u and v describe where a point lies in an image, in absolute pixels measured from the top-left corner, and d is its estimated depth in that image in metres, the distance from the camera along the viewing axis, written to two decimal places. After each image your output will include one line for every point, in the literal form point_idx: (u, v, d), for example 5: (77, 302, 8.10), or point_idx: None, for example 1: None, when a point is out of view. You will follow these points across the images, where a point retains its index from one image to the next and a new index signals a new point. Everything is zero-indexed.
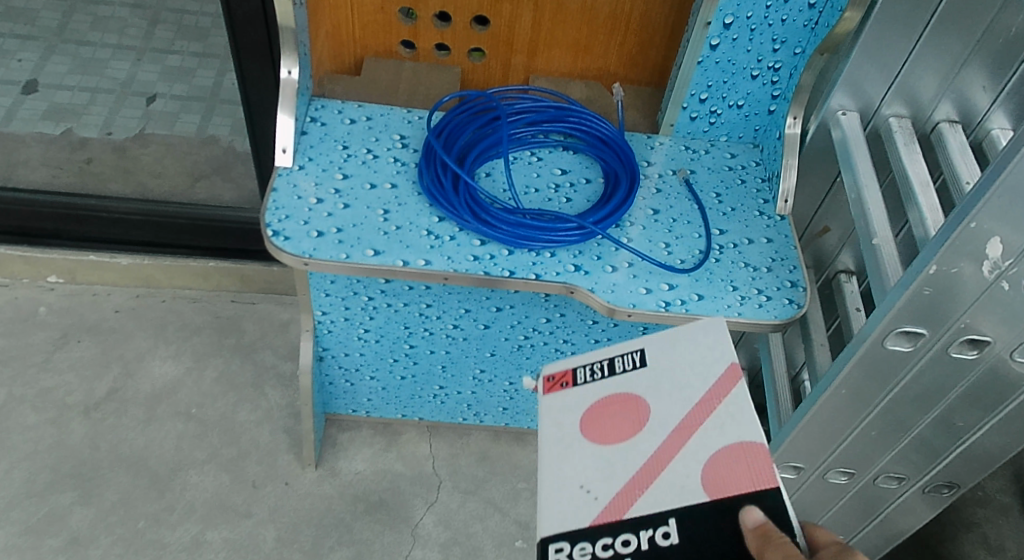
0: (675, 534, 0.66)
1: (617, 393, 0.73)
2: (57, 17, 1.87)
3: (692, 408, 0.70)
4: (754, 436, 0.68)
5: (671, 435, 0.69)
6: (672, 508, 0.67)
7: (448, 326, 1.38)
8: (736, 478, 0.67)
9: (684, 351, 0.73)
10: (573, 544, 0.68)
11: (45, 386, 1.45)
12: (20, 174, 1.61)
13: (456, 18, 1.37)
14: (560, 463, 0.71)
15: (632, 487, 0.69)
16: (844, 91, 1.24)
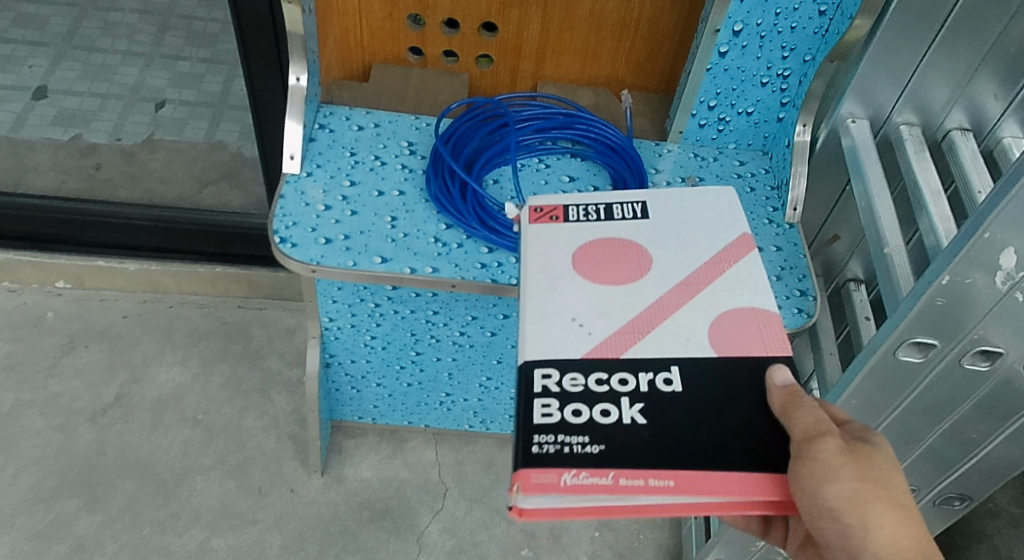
0: (675, 377, 0.80)
1: (620, 243, 0.90)
2: (68, 24, 1.88)
3: (696, 271, 0.88)
4: (749, 301, 0.85)
5: (674, 289, 0.86)
6: (673, 352, 0.82)
7: (455, 334, 1.37)
8: (741, 335, 0.83)
9: (679, 219, 0.92)
10: (562, 373, 0.80)
11: (52, 391, 1.45)
12: (29, 179, 1.61)
13: (465, 24, 1.36)
14: (564, 291, 0.86)
15: (636, 327, 0.83)
16: (854, 99, 1.23)
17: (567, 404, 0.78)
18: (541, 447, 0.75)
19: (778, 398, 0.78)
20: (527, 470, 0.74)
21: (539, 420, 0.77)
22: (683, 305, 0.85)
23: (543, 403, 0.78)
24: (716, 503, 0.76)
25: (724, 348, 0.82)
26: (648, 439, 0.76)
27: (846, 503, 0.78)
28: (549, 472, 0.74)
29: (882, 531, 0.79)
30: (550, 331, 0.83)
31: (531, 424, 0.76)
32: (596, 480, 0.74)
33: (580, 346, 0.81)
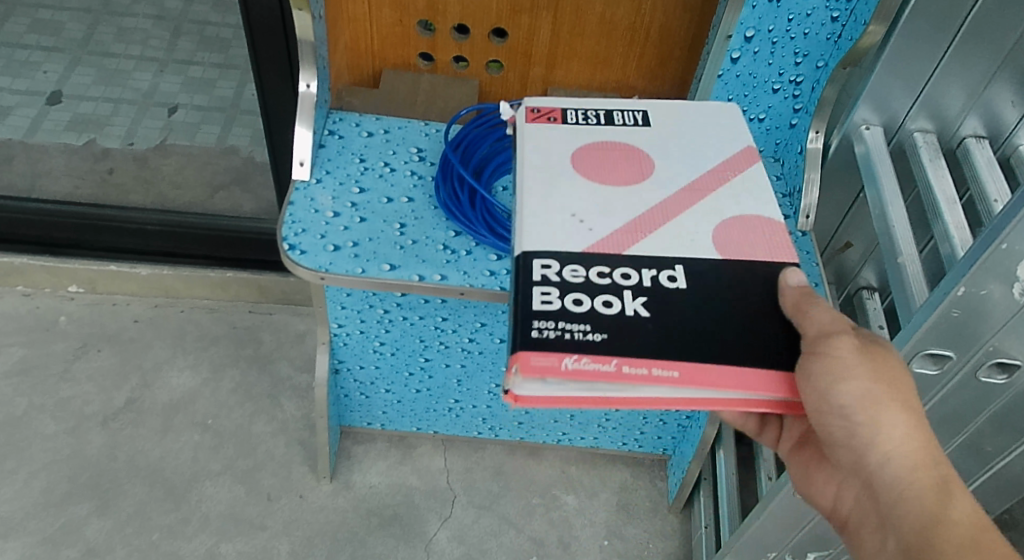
0: (680, 275, 0.80)
1: (621, 151, 0.92)
2: (83, 29, 1.89)
3: (700, 178, 0.89)
4: (753, 208, 0.86)
5: (677, 193, 0.87)
6: (677, 251, 0.82)
7: (464, 340, 1.37)
8: (745, 238, 0.84)
9: (681, 134, 0.94)
10: (562, 264, 0.79)
11: (64, 395, 1.46)
12: (43, 184, 1.63)
13: (475, 30, 1.36)
14: (568, 189, 0.86)
15: (640, 226, 0.84)
16: (870, 105, 1.21)
17: (567, 294, 0.77)
18: (541, 332, 0.75)
19: (789, 300, 0.78)
20: (526, 352, 0.73)
21: (539, 306, 0.76)
22: (687, 209, 0.86)
23: (543, 292, 0.77)
24: (714, 397, 0.76)
25: (729, 251, 0.82)
26: (651, 332, 0.76)
27: (859, 403, 0.79)
28: (549, 355, 0.73)
29: (894, 434, 0.79)
30: (550, 222, 0.83)
31: (531, 310, 0.76)
32: (596, 366, 0.73)
33: (581, 238, 0.82)
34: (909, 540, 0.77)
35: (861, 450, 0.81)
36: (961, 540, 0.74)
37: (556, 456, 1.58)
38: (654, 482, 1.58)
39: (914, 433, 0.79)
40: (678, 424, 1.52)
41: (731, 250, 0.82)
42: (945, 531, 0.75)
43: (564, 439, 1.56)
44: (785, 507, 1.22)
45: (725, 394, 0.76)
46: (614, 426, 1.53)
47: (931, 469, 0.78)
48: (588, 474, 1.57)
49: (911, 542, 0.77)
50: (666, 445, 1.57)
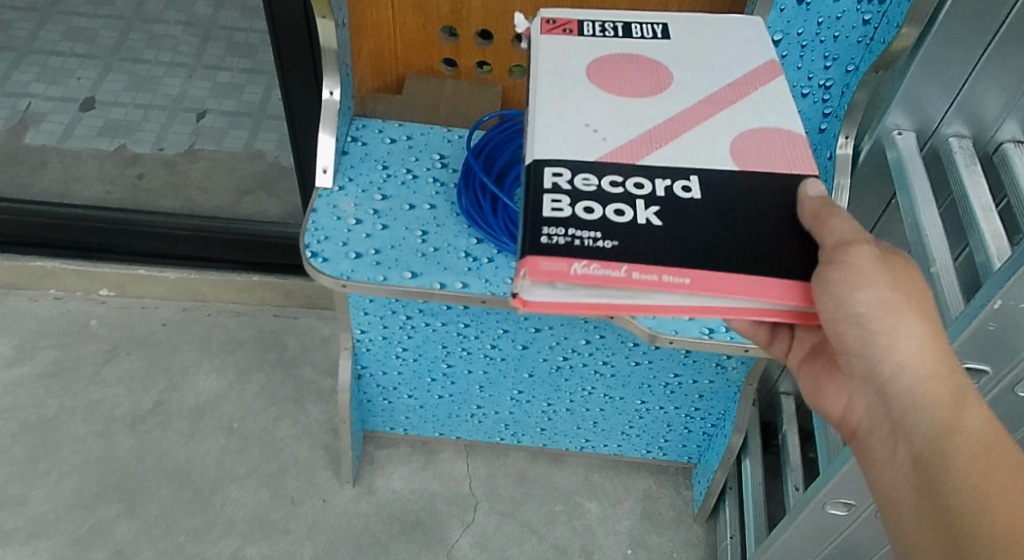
0: (694, 184, 0.75)
1: (638, 65, 0.86)
2: (115, 36, 1.93)
3: (721, 92, 0.83)
4: (778, 123, 0.80)
5: (695, 105, 0.82)
6: (692, 163, 0.77)
7: (486, 346, 1.37)
8: (769, 152, 0.78)
9: (702, 51, 0.89)
10: (573, 172, 0.74)
11: (94, 398, 1.48)
12: (75, 189, 1.65)
13: (498, 35, 1.35)
14: (581, 99, 0.81)
15: (656, 137, 0.78)
16: (905, 110, 1.19)
17: (579, 203, 0.71)
18: (550, 238, 0.68)
19: (810, 208, 0.73)
20: (534, 256, 0.67)
21: (548, 213, 0.70)
22: (702, 121, 0.81)
23: (552, 198, 0.71)
24: (733, 306, 0.69)
25: (748, 163, 0.77)
26: (664, 239, 0.70)
27: (875, 312, 0.75)
28: (559, 259, 0.67)
29: (911, 345, 0.75)
30: (561, 128, 0.78)
31: (540, 215, 0.70)
32: (608, 273, 0.67)
33: (592, 146, 0.76)
34: (920, 450, 0.75)
35: (872, 359, 0.77)
36: (973, 451, 0.72)
37: (579, 463, 1.57)
38: (679, 490, 1.56)
39: (932, 343, 0.75)
40: (702, 431, 1.50)
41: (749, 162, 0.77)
42: (958, 442, 0.73)
43: (587, 446, 1.55)
44: (811, 522, 1.21)
45: (745, 305, 0.70)
46: (637, 433, 1.52)
47: (947, 378, 0.75)
48: (611, 481, 1.56)
49: (921, 452, 0.74)
50: (691, 453, 1.55)
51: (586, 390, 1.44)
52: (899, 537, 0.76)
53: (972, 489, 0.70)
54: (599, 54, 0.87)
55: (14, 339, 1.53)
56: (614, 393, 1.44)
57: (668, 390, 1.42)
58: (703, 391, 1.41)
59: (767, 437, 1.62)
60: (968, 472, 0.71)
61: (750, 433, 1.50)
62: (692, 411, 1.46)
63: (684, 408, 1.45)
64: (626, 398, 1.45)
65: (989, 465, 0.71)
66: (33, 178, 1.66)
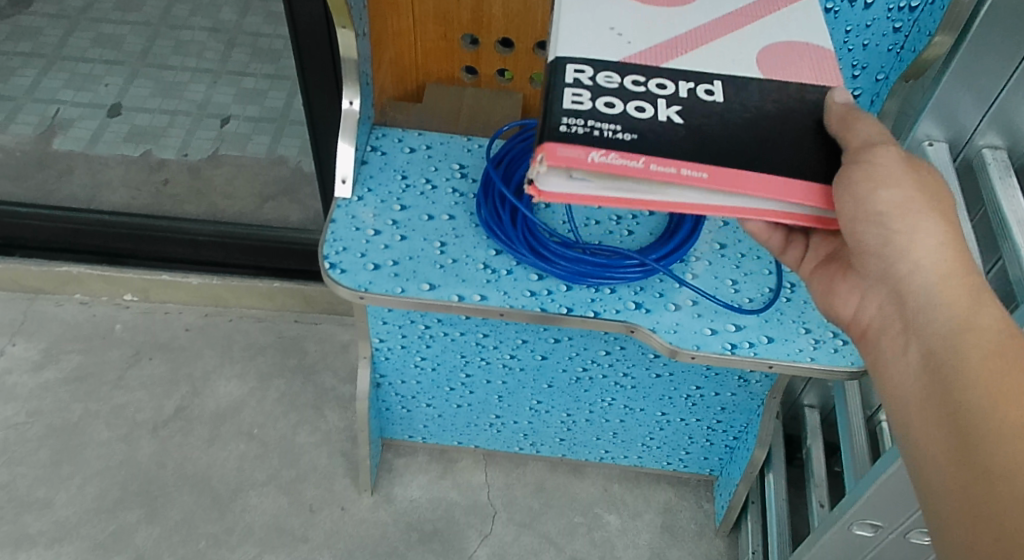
0: (717, 88, 0.75)
1: None
2: (142, 42, 1.96)
3: (751, 7, 0.84)
4: (806, 39, 0.81)
5: (724, 16, 0.83)
6: (717, 68, 0.77)
7: (505, 357, 1.35)
8: (794, 64, 0.79)
9: None
10: (595, 70, 0.75)
11: (117, 402, 1.50)
12: (102, 195, 1.67)
13: (519, 43, 1.33)
14: (610, 7, 0.82)
15: (682, 45, 0.79)
16: (938, 121, 1.14)
17: (599, 98, 0.73)
18: (569, 128, 0.70)
19: (837, 113, 0.74)
20: (553, 143, 0.69)
21: (568, 105, 0.72)
22: (730, 32, 0.81)
23: (574, 92, 0.73)
24: (743, 203, 0.72)
25: (773, 71, 0.77)
26: (683, 135, 0.71)
27: (893, 211, 0.75)
28: (575, 146, 0.69)
29: (930, 243, 0.75)
30: (587, 34, 0.79)
31: (560, 108, 0.72)
32: (626, 164, 0.70)
33: (617, 48, 0.78)
34: (935, 349, 0.73)
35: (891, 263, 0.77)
36: (988, 347, 0.70)
37: (599, 474, 1.56)
38: (700, 503, 1.54)
39: (950, 243, 0.75)
40: (724, 444, 1.48)
41: (774, 70, 0.78)
42: (973, 339, 0.71)
43: (606, 457, 1.54)
44: (838, 541, 1.18)
45: (758, 204, 0.72)
46: (657, 444, 1.50)
47: (965, 280, 0.74)
48: (631, 492, 1.54)
49: (933, 348, 0.73)
50: (713, 466, 1.52)
51: (606, 401, 1.42)
52: (903, 432, 0.74)
53: (983, 383, 0.69)
54: None
55: (40, 343, 1.55)
56: (635, 404, 1.42)
57: (689, 402, 1.39)
58: (726, 404, 1.39)
59: (791, 450, 1.60)
60: (979, 366, 0.70)
61: (774, 446, 1.47)
62: (714, 423, 1.43)
63: (706, 420, 1.43)
64: (647, 410, 1.43)
65: (1003, 361, 0.69)
66: (61, 184, 1.69)
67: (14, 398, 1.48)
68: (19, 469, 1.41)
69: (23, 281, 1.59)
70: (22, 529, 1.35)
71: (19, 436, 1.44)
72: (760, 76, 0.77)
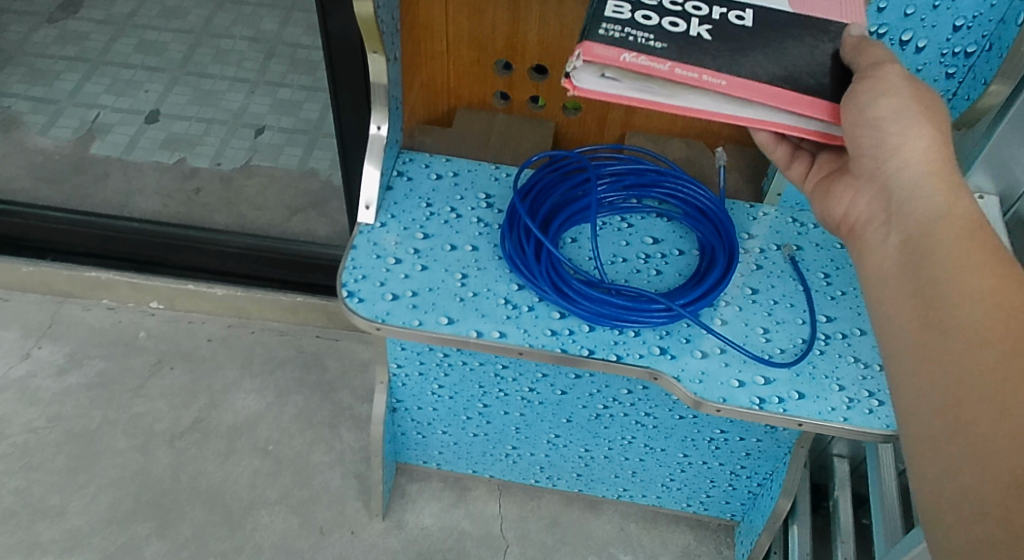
0: (748, 15, 0.85)
1: None
2: (184, 50, 1.98)
3: None
4: None
5: None
6: None
7: (524, 390, 1.32)
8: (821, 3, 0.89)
9: None
10: None
11: (137, 411, 1.50)
12: (134, 201, 1.69)
13: (553, 72, 1.30)
14: None
15: None
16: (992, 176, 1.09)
17: (640, 14, 0.83)
18: (607, 32, 0.81)
19: (850, 44, 0.84)
20: (591, 42, 0.79)
21: (609, 13, 0.82)
22: None
23: (616, 5, 0.84)
24: (763, 112, 0.81)
25: (800, 6, 0.88)
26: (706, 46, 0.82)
27: (890, 115, 0.78)
28: (611, 47, 0.79)
29: (919, 144, 0.77)
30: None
31: (603, 16, 0.82)
32: (653, 66, 0.80)
33: None
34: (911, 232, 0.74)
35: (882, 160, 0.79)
36: (961, 230, 0.70)
37: (615, 511, 1.52)
38: (719, 548, 1.49)
39: (938, 145, 0.77)
40: (747, 490, 1.43)
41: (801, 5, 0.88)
42: (948, 225, 0.72)
43: (624, 495, 1.50)
44: None
45: (768, 116, 0.81)
46: (678, 486, 1.45)
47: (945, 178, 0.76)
48: (648, 533, 1.50)
49: (911, 232, 0.74)
50: (735, 511, 1.48)
51: (626, 439, 1.38)
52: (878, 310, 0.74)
53: (954, 261, 0.69)
54: None
55: (65, 347, 1.56)
56: (656, 444, 1.37)
57: (712, 446, 1.35)
58: (750, 450, 1.34)
59: (817, 499, 1.54)
60: (953, 247, 0.70)
61: (799, 496, 1.42)
62: (737, 469, 1.38)
63: (729, 465, 1.38)
64: (668, 450, 1.38)
65: (972, 244, 0.69)
66: (96, 188, 1.71)
67: (36, 403, 1.50)
68: (36, 474, 1.42)
69: (52, 284, 1.61)
70: (34, 537, 1.36)
71: (39, 441, 1.45)
72: (789, 10, 0.87)
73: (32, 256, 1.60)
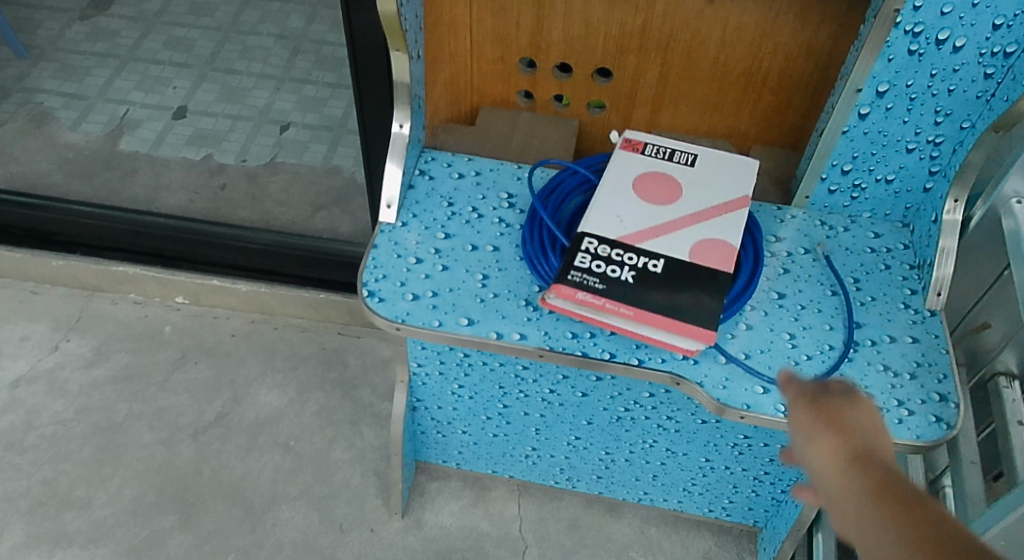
0: (661, 264, 1.09)
1: (669, 173, 1.20)
2: (212, 46, 1.99)
3: (712, 209, 1.16)
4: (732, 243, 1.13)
5: (689, 215, 1.15)
6: (667, 249, 1.11)
7: (544, 391, 1.31)
8: (718, 256, 1.11)
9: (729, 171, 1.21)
10: (600, 243, 1.11)
11: (161, 405, 1.52)
12: (161, 197, 1.71)
13: (577, 69, 1.29)
14: (616, 198, 1.16)
15: (653, 231, 1.13)
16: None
17: (599, 259, 1.09)
18: (573, 276, 1.07)
19: None
20: (562, 285, 1.07)
21: (577, 263, 1.09)
22: (688, 224, 1.14)
23: (583, 256, 1.09)
24: (659, 337, 1.07)
25: (697, 256, 1.10)
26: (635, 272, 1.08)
27: None
28: (569, 287, 1.07)
29: None
30: (605, 209, 1.14)
31: (571, 264, 1.09)
32: (596, 304, 1.06)
33: (613, 229, 1.12)
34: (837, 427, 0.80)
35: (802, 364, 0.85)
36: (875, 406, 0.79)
37: (636, 514, 1.51)
38: (741, 553, 1.47)
39: None
40: (771, 496, 1.40)
41: (699, 257, 1.10)
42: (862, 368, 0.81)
43: (645, 498, 1.48)
44: None
45: (668, 339, 1.07)
46: (700, 490, 1.43)
47: None
48: (669, 537, 1.48)
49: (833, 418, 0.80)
50: (757, 517, 1.46)
51: (647, 443, 1.36)
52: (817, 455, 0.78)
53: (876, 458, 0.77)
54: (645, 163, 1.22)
55: (92, 341, 1.58)
56: (677, 448, 1.36)
57: (735, 451, 1.33)
58: (774, 456, 1.32)
59: None
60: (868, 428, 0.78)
61: None
62: (760, 475, 1.36)
63: (752, 470, 1.36)
64: (690, 455, 1.36)
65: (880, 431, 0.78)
66: (125, 184, 1.73)
67: (64, 395, 1.52)
68: (63, 466, 1.43)
69: (81, 278, 1.63)
70: (61, 527, 1.37)
71: (66, 433, 1.47)
72: (687, 258, 1.10)
73: (61, 250, 1.62)
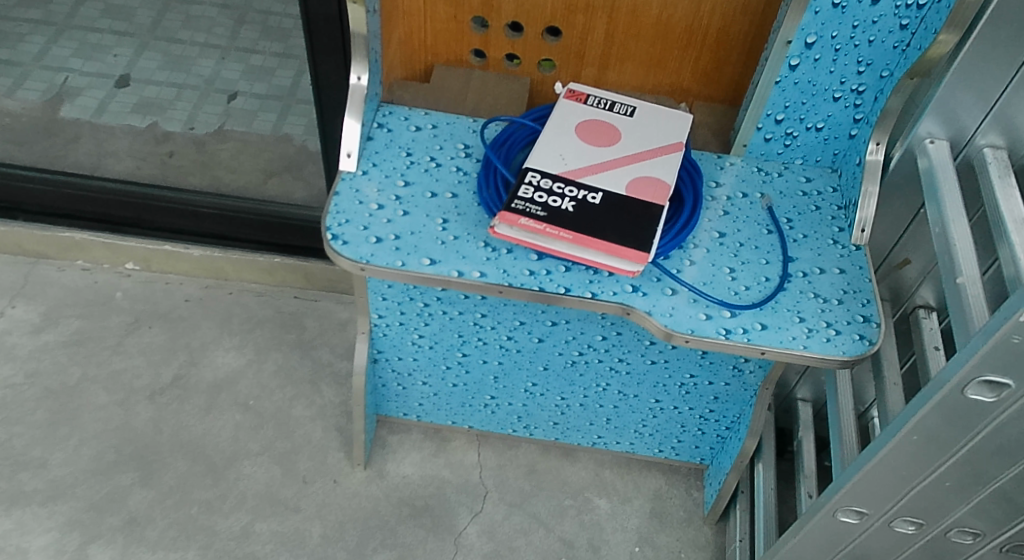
0: (600, 197, 1.17)
1: (608, 118, 1.29)
2: (152, 15, 2.01)
3: (648, 151, 1.24)
4: (668, 179, 1.21)
5: (627, 155, 1.23)
6: (605, 184, 1.19)
7: (502, 338, 1.36)
8: (654, 191, 1.19)
9: (662, 118, 1.30)
10: (542, 176, 1.19)
11: (116, 367, 1.56)
12: (109, 165, 1.76)
13: (528, 28, 1.34)
14: (559, 137, 1.25)
15: (591, 168, 1.21)
16: (944, 120, 1.18)
17: (541, 191, 1.17)
18: (516, 205, 1.15)
19: None
20: (506, 212, 1.14)
21: (521, 194, 1.16)
22: (625, 165, 1.22)
23: (526, 187, 1.17)
24: (598, 258, 1.14)
25: (634, 191, 1.19)
26: (574, 208, 1.16)
27: None
28: (512, 214, 1.14)
29: None
30: (548, 149, 1.23)
31: (515, 194, 1.16)
32: (535, 227, 1.14)
33: (556, 165, 1.21)
34: None
35: None
36: None
37: (590, 458, 1.58)
38: (690, 491, 1.56)
39: None
40: (716, 434, 1.49)
41: (636, 191, 1.19)
42: None
43: (598, 442, 1.56)
44: (822, 529, 1.18)
45: (603, 259, 1.15)
46: (649, 432, 1.51)
47: None
48: (622, 479, 1.56)
49: None
50: (704, 455, 1.54)
51: (600, 386, 1.43)
52: None
53: None
54: (584, 112, 1.30)
55: (40, 307, 1.62)
56: (629, 391, 1.43)
57: (683, 390, 1.40)
58: (719, 393, 1.39)
59: (781, 443, 1.62)
60: None
61: (765, 437, 1.48)
62: (706, 413, 1.44)
63: (698, 409, 1.44)
64: (640, 396, 1.44)
65: None
66: (67, 151, 1.78)
67: (12, 359, 1.55)
68: (16, 428, 1.47)
69: (24, 245, 1.68)
70: (18, 486, 1.40)
71: (17, 396, 1.51)
72: (624, 191, 1.18)
73: (3, 216, 1.67)
